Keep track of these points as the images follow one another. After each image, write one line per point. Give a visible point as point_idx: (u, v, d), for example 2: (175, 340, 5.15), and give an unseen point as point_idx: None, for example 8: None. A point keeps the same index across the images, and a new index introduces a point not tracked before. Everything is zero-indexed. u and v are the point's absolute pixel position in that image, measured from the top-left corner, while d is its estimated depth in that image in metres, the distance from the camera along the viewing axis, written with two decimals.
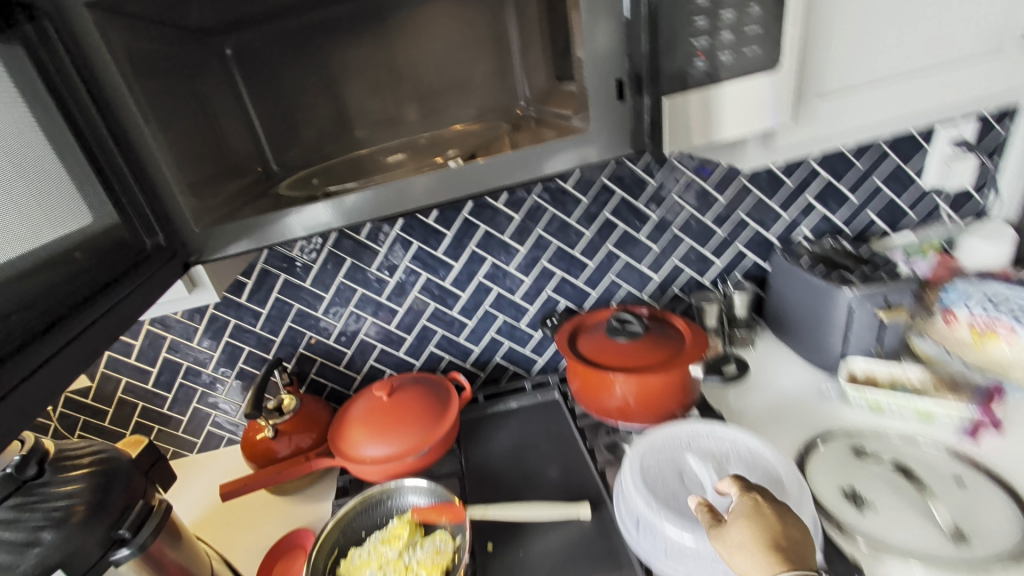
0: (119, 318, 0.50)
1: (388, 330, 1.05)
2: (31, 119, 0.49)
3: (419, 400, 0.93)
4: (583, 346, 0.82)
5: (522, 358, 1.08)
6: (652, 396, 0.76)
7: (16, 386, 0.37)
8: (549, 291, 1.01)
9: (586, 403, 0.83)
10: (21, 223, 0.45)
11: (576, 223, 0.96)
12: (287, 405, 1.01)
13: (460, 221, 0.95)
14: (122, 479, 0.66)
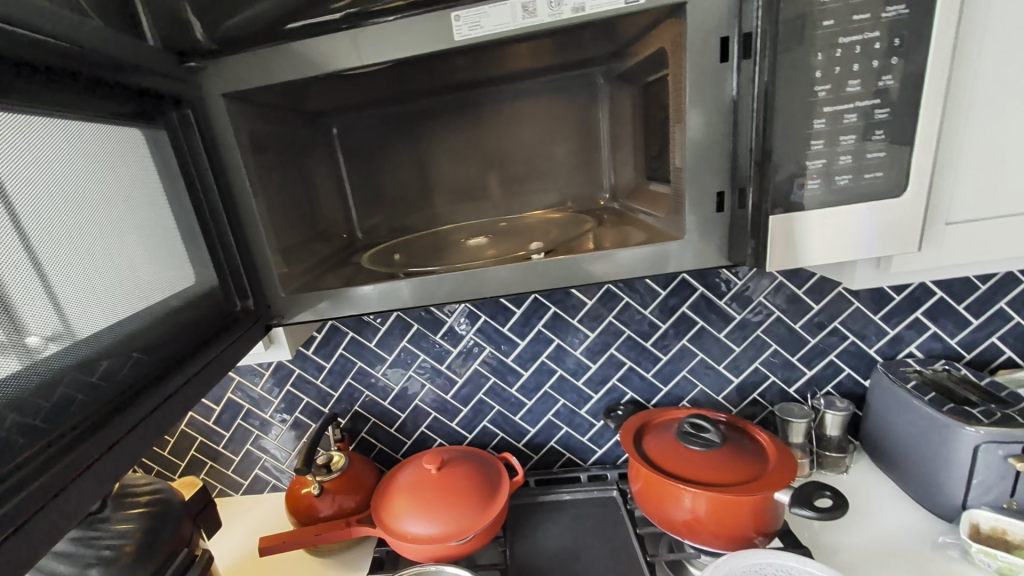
0: (202, 384, 0.50)
1: (443, 399, 1.03)
2: (161, 191, 0.54)
3: (470, 478, 0.89)
4: (650, 449, 0.77)
5: (578, 446, 1.03)
6: (727, 517, 0.68)
7: (91, 466, 0.36)
8: (615, 380, 0.97)
9: (648, 511, 0.76)
10: (134, 287, 0.48)
11: (651, 314, 0.92)
12: (336, 463, 0.99)
13: (530, 300, 0.94)
14: (173, 524, 0.72)
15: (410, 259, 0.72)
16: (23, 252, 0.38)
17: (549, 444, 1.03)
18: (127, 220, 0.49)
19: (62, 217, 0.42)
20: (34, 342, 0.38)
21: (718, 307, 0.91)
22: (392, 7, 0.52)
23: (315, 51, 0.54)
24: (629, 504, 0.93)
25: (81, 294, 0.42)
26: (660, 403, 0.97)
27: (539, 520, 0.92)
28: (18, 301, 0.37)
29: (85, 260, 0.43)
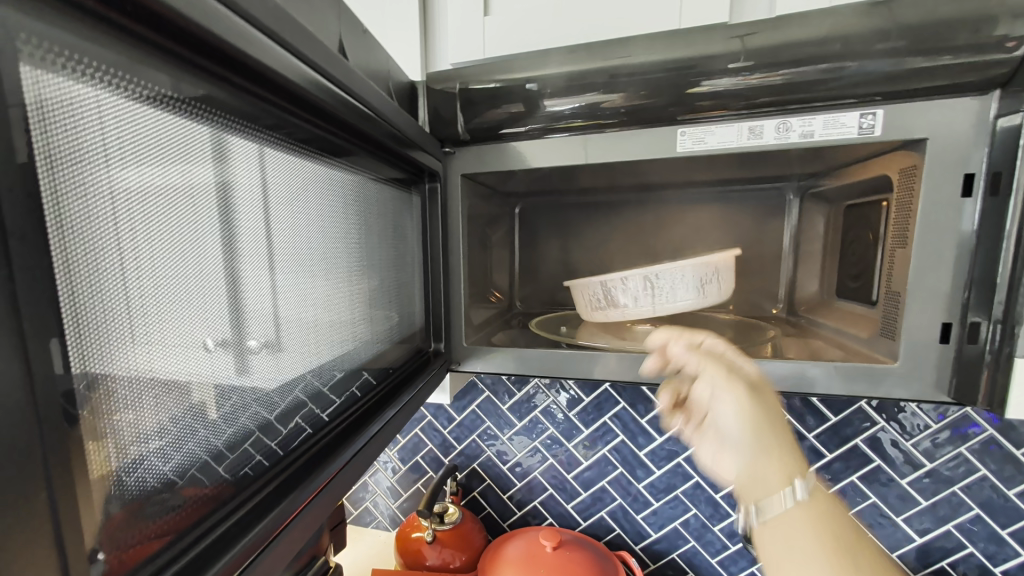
0: (393, 427, 0.54)
1: (563, 477, 1.02)
2: (389, 245, 0.62)
3: (585, 567, 0.85)
4: None
5: (705, 566, 0.94)
6: None
7: (312, 498, 0.38)
8: None
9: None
10: (353, 322, 0.55)
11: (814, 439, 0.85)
12: (449, 515, 1.00)
13: None
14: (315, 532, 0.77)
15: (576, 332, 0.77)
16: (271, 276, 0.41)
17: (670, 555, 0.96)
18: (360, 263, 0.56)
19: (316, 250, 0.47)
20: (253, 346, 0.39)
21: (903, 449, 0.80)
22: (569, 126, 0.61)
23: (530, 152, 0.65)
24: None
25: (305, 321, 0.46)
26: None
27: None
28: (254, 314, 0.39)
29: (325, 291, 0.49)
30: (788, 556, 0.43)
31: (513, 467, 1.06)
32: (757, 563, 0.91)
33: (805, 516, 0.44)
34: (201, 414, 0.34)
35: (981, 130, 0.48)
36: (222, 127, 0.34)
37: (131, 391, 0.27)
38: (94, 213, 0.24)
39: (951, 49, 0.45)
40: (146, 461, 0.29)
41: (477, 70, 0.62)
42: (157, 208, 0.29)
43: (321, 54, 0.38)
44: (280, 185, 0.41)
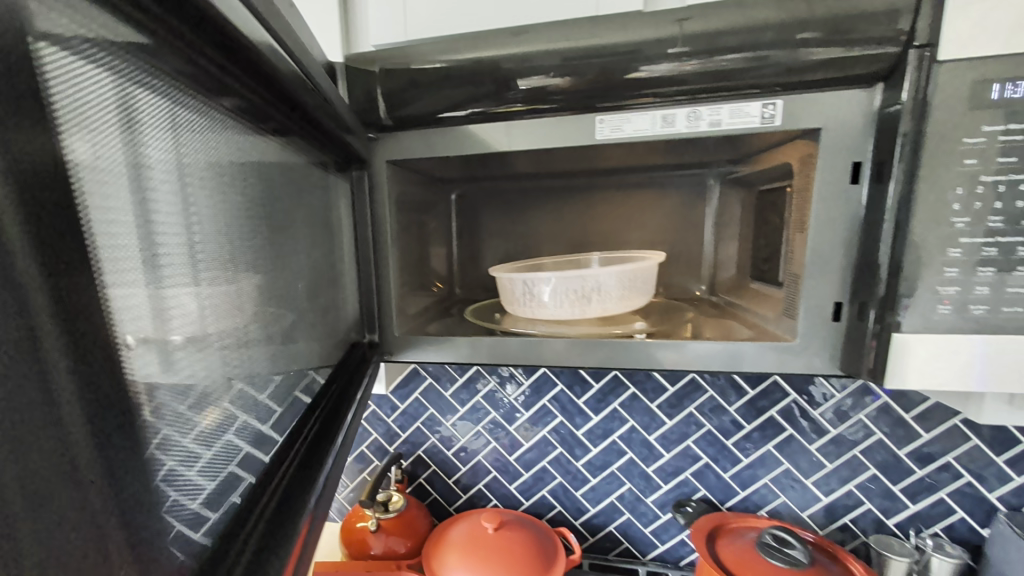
0: (352, 426, 0.54)
1: (506, 459, 1.04)
2: (330, 235, 0.60)
3: (527, 546, 0.87)
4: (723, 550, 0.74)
5: (639, 537, 0.99)
6: None
7: (311, 526, 0.38)
8: (688, 473, 0.94)
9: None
10: (311, 317, 0.54)
11: (736, 412, 0.90)
12: (394, 502, 0.98)
13: (610, 375, 0.95)
14: None
15: (512, 318, 0.77)
16: (245, 270, 0.39)
17: (606, 528, 1.00)
18: (311, 257, 0.54)
19: (277, 243, 0.45)
20: (241, 345, 0.37)
21: (812, 418, 0.87)
22: (513, 109, 0.60)
23: (468, 137, 0.63)
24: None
25: (275, 316, 0.45)
26: (735, 506, 0.92)
27: None
28: (237, 310, 0.37)
29: (288, 284, 0.48)
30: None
31: (457, 452, 1.06)
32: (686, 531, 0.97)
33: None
34: (215, 416, 0.32)
35: (868, 120, 0.51)
36: (193, 108, 0.31)
37: (165, 398, 0.26)
38: (108, 203, 0.22)
39: (847, 42, 0.48)
40: (181, 471, 0.27)
41: (419, 50, 0.59)
42: (154, 200, 0.27)
43: (284, 33, 0.36)
44: (247, 175, 0.39)
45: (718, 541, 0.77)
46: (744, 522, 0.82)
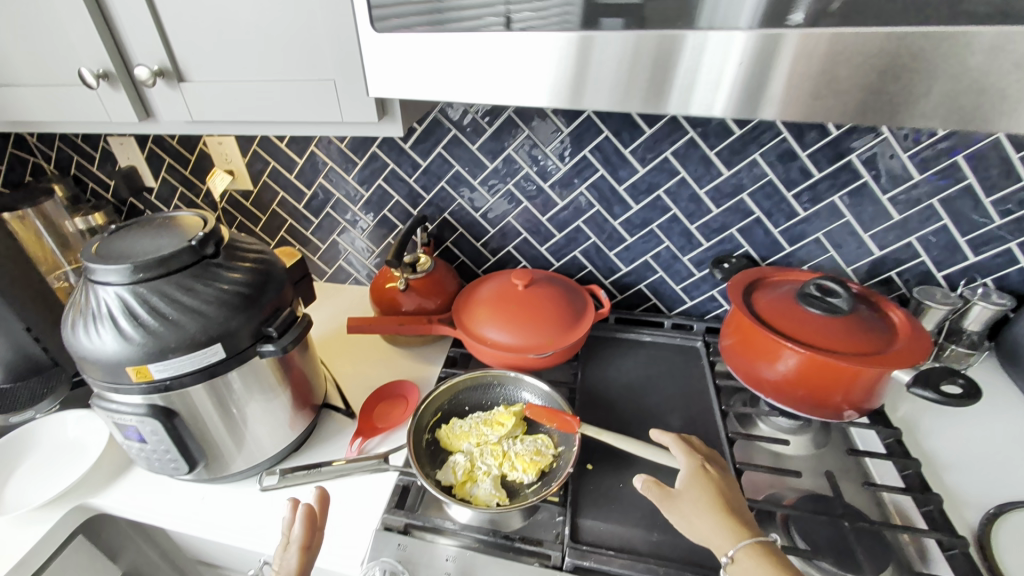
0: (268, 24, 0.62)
1: (537, 221, 0.98)
2: None
3: (557, 303, 0.87)
4: (760, 302, 0.81)
5: (668, 294, 1.00)
6: (819, 379, 0.74)
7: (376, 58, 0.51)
8: (734, 230, 0.89)
9: (737, 360, 0.85)
10: None
11: (807, 159, 0.79)
12: (422, 264, 0.96)
13: (668, 118, 0.82)
14: (276, 282, 0.68)
15: None
16: None
17: (637, 286, 1.00)
18: None
19: None
20: None
21: (897, 163, 0.76)
22: None
23: None
24: (713, 357, 0.92)
25: None
26: (776, 262, 0.90)
27: (612, 354, 0.94)
28: None
29: None
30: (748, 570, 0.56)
31: (484, 214, 1.01)
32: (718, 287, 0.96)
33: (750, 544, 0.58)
34: None
35: None
36: None
37: None
38: None
39: None
40: None
41: None
42: None
43: None
44: None
45: (756, 293, 0.82)
46: (784, 275, 0.86)
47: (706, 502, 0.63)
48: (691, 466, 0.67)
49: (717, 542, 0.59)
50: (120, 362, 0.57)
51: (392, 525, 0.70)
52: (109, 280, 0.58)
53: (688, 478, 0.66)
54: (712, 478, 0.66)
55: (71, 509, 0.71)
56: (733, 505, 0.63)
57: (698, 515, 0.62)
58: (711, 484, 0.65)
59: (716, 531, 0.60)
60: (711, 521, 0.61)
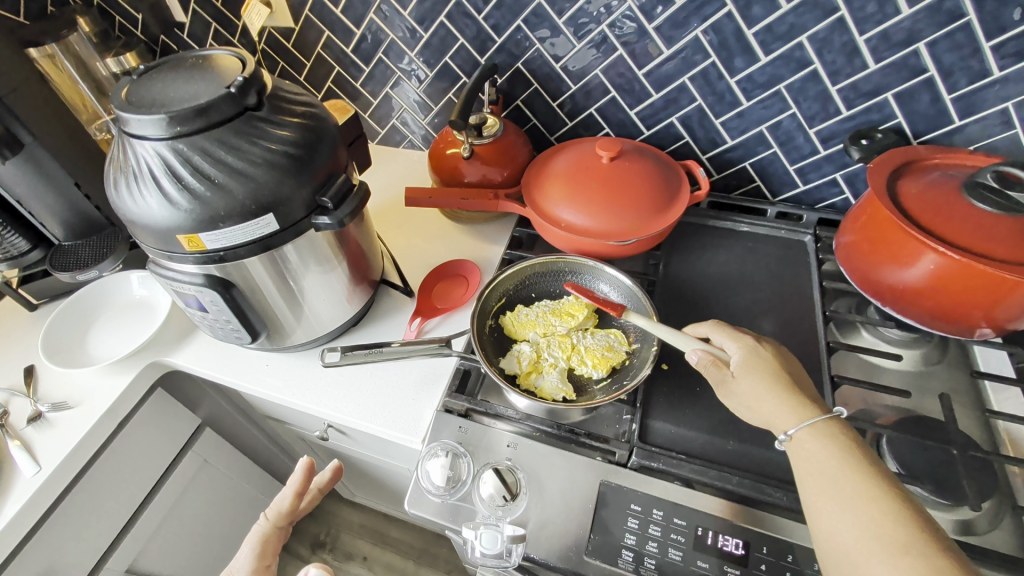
0: None
1: (632, 76, 0.82)
2: None
3: (646, 181, 0.75)
4: (906, 191, 0.67)
5: (779, 175, 0.88)
6: (965, 289, 0.62)
7: None
8: (891, 94, 0.73)
9: (858, 261, 0.73)
10: None
11: None
12: (489, 127, 0.83)
13: None
14: (328, 144, 0.58)
15: None
16: None
17: (739, 164, 0.89)
18: None
19: None
20: None
21: None
22: None
23: None
24: (823, 254, 0.81)
25: None
26: (933, 140, 0.74)
27: (702, 245, 0.83)
28: None
29: None
30: (813, 455, 0.49)
31: (569, 66, 0.85)
32: (842, 171, 0.83)
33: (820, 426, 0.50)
34: None
35: None
36: None
37: None
38: None
39: None
40: None
41: None
42: None
43: None
44: None
45: (903, 180, 0.68)
46: (945, 160, 0.69)
47: (766, 375, 0.55)
48: (741, 343, 0.59)
49: (782, 422, 0.52)
50: (168, 229, 0.52)
51: (452, 409, 0.68)
52: (144, 133, 0.50)
53: (743, 357, 0.57)
54: (766, 355, 0.58)
55: (147, 365, 0.73)
56: (793, 379, 0.56)
57: (756, 392, 0.55)
58: (764, 360, 0.57)
59: (783, 411, 0.53)
60: (775, 401, 0.53)
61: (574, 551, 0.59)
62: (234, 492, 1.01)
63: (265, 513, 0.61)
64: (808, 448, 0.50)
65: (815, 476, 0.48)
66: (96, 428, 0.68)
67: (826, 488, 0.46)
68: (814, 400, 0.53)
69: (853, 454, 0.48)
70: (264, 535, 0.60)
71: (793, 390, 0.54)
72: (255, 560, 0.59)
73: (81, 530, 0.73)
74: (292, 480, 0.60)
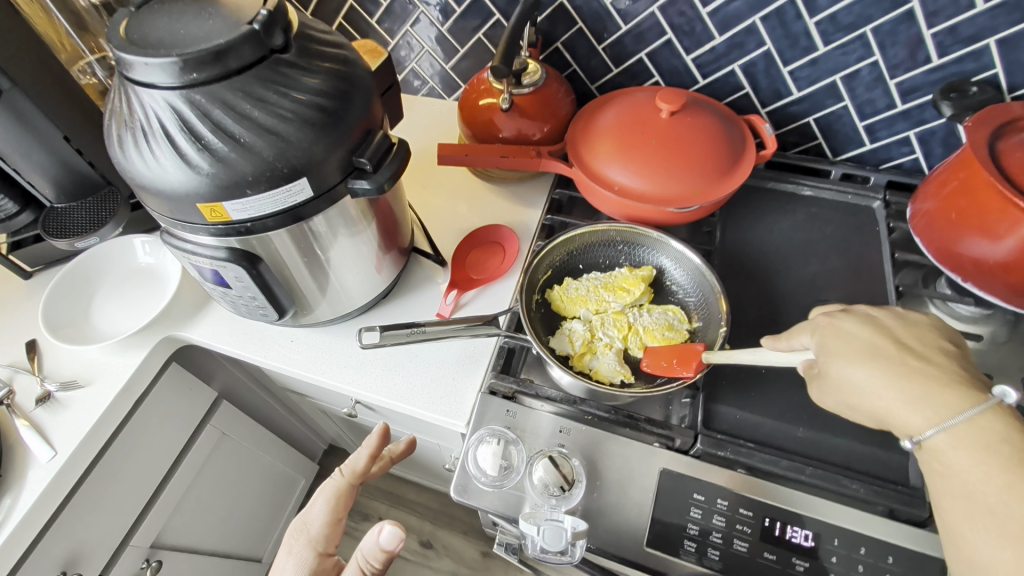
0: None
1: (694, 16, 0.73)
2: None
3: (710, 139, 0.67)
4: (1011, 153, 0.59)
5: (844, 132, 0.80)
6: None
7: None
8: (992, 41, 0.64)
9: (938, 231, 0.66)
10: None
11: None
12: (529, 74, 0.74)
13: None
14: (363, 94, 0.50)
15: None
16: None
17: (802, 119, 0.80)
18: None
19: None
20: None
21: None
22: None
23: None
24: (893, 222, 0.75)
25: None
26: None
27: (759, 211, 0.78)
28: None
29: None
30: (956, 472, 0.42)
31: (624, 2, 0.75)
32: (917, 129, 0.75)
33: (965, 431, 0.42)
34: None
35: None
36: None
37: None
38: None
39: None
40: None
41: None
42: None
43: None
44: None
45: (1006, 140, 0.60)
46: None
47: (856, 363, 0.47)
48: (821, 329, 0.51)
49: (906, 426, 0.45)
50: (185, 196, 0.44)
51: (498, 390, 0.63)
52: (153, 81, 0.41)
53: (818, 345, 0.50)
54: (851, 333, 0.50)
55: (161, 340, 0.67)
56: (895, 356, 0.47)
57: (859, 386, 0.47)
58: (852, 339, 0.49)
59: (900, 408, 0.45)
60: (888, 393, 0.46)
61: (632, 541, 0.56)
62: (252, 461, 0.98)
63: (341, 468, 0.62)
64: (949, 455, 0.42)
65: (961, 498, 0.42)
66: (111, 409, 0.63)
67: (977, 515, 0.40)
68: (941, 385, 0.44)
69: (1019, 473, 0.39)
70: (338, 489, 0.61)
71: (896, 376, 0.46)
72: (331, 513, 0.60)
73: (106, 509, 0.71)
74: (370, 441, 0.64)
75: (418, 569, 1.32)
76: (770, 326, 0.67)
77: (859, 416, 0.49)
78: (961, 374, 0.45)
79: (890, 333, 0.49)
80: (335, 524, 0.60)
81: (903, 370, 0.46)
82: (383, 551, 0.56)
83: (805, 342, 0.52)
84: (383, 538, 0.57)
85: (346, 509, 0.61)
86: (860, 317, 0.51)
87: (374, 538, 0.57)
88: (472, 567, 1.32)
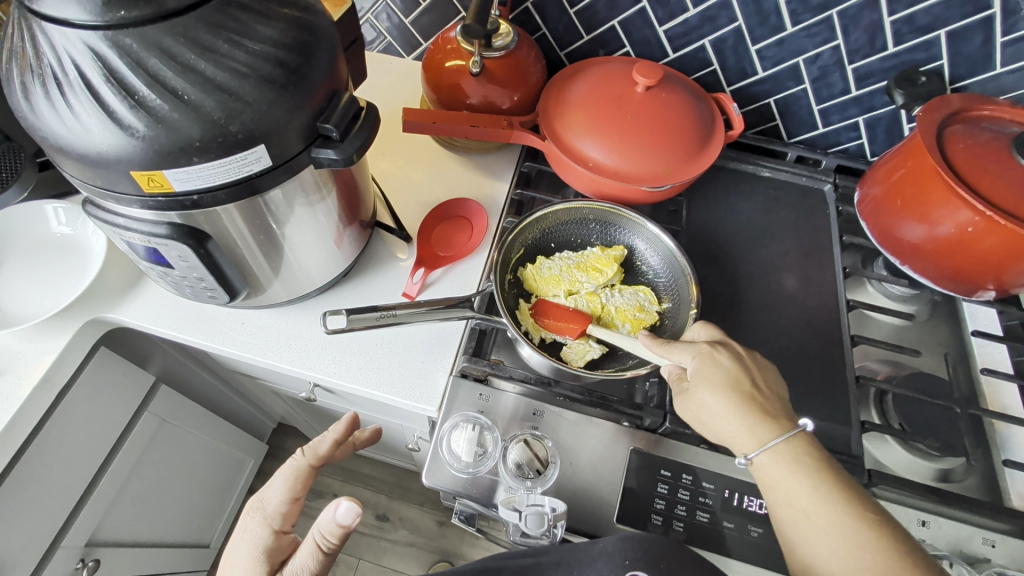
0: None
1: None
2: None
3: (684, 117, 0.66)
4: (959, 142, 0.63)
5: (801, 116, 0.82)
6: (976, 252, 0.62)
7: None
8: (943, 33, 0.68)
9: (882, 215, 0.71)
10: None
11: None
12: (501, 35, 0.69)
13: None
14: (328, 48, 0.43)
15: None
16: None
17: (764, 100, 0.81)
18: None
19: None
20: None
21: None
22: None
23: None
24: (842, 205, 0.80)
25: None
26: (968, 88, 0.71)
27: (722, 191, 0.80)
28: None
29: None
30: (781, 484, 0.47)
31: None
32: (866, 115, 0.78)
33: (782, 450, 0.48)
34: None
35: None
36: None
37: None
38: None
39: None
40: None
41: None
42: None
43: None
44: None
45: (959, 127, 0.64)
46: (990, 113, 0.66)
47: (717, 391, 0.51)
48: (695, 355, 0.54)
49: (741, 445, 0.49)
50: (114, 164, 0.37)
51: (470, 373, 0.62)
52: (68, 16, 0.34)
53: (695, 369, 0.53)
54: (723, 363, 0.53)
55: (86, 323, 0.60)
56: (747, 391, 0.51)
57: (712, 409, 0.51)
58: (721, 367, 0.52)
59: (739, 433, 0.50)
60: (732, 419, 0.50)
61: (603, 517, 0.57)
62: (196, 446, 0.92)
63: (303, 447, 0.57)
64: (772, 472, 0.48)
65: (786, 506, 0.47)
66: (31, 403, 0.56)
67: (797, 519, 0.46)
68: (765, 420, 0.50)
69: (820, 478, 0.46)
70: (298, 470, 0.56)
71: (742, 408, 0.50)
72: (288, 493, 0.55)
73: (32, 509, 0.64)
74: (338, 424, 0.59)
75: (374, 542, 1.32)
76: (731, 305, 0.70)
77: (707, 434, 0.52)
78: (779, 410, 0.51)
79: (749, 372, 0.53)
80: (293, 503, 0.55)
81: (749, 407, 0.50)
82: (340, 528, 0.50)
83: (683, 359, 0.54)
84: (340, 514, 0.51)
85: (305, 488, 0.56)
86: (734, 355, 0.53)
87: (330, 514, 0.51)
88: (428, 537, 1.33)
